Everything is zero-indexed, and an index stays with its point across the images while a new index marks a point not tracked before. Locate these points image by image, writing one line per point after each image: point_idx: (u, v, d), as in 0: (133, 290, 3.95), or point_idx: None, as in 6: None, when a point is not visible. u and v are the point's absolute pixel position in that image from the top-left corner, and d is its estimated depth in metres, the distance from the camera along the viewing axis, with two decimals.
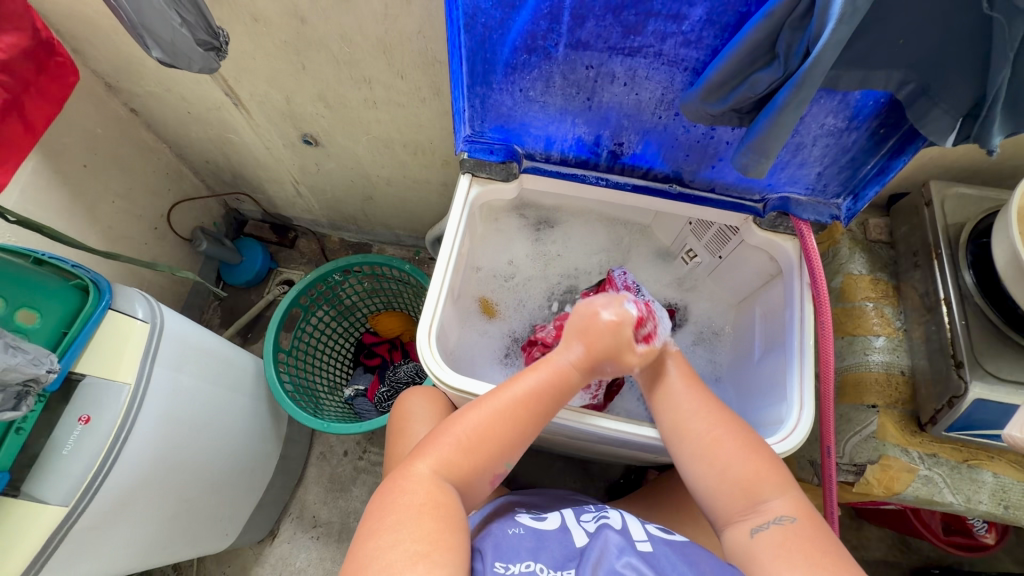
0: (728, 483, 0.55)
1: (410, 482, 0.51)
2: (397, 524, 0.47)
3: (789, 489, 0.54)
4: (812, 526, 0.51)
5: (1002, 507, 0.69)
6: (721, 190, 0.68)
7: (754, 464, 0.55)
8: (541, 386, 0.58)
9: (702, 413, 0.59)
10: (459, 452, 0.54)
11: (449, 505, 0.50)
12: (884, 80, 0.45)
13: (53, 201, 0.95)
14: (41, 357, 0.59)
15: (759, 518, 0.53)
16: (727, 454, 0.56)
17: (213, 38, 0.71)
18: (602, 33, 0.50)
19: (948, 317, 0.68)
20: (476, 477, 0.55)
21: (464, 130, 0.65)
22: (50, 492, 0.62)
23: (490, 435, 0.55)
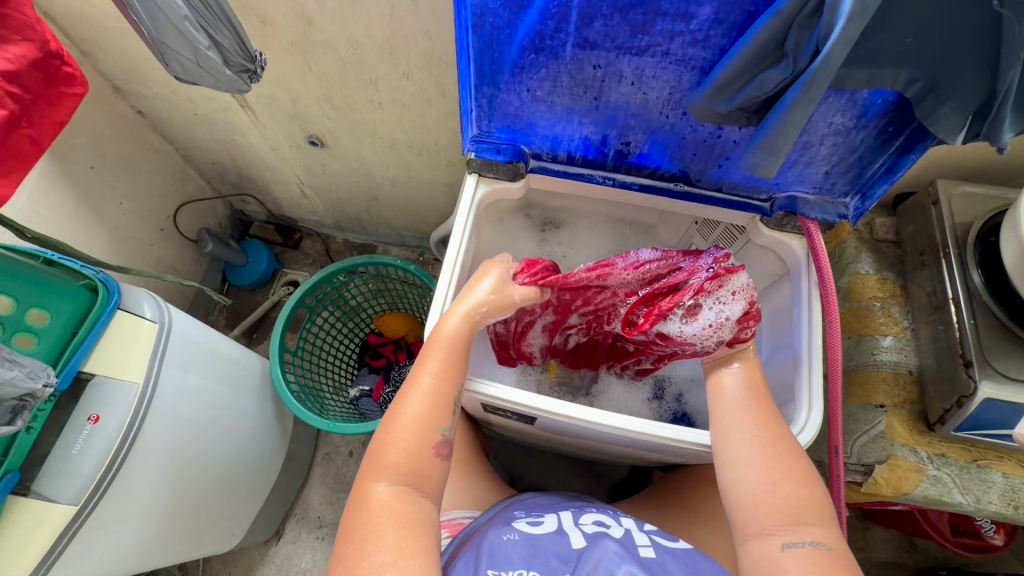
0: (776, 501, 0.51)
1: (371, 500, 0.49)
2: (367, 548, 0.46)
3: (829, 524, 0.50)
4: (848, 564, 0.47)
5: (1012, 508, 0.69)
6: (728, 189, 0.68)
7: (803, 487, 0.52)
8: (449, 355, 0.57)
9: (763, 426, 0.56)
10: (402, 451, 0.52)
11: (413, 517, 0.49)
12: (892, 79, 0.45)
13: (61, 203, 0.96)
14: (37, 371, 0.58)
15: (793, 536, 0.49)
16: (781, 469, 0.53)
17: (248, 61, 0.71)
18: (610, 32, 0.50)
19: (957, 316, 0.68)
20: (430, 467, 0.53)
21: (471, 130, 0.65)
22: (58, 491, 0.62)
23: (431, 422, 0.54)
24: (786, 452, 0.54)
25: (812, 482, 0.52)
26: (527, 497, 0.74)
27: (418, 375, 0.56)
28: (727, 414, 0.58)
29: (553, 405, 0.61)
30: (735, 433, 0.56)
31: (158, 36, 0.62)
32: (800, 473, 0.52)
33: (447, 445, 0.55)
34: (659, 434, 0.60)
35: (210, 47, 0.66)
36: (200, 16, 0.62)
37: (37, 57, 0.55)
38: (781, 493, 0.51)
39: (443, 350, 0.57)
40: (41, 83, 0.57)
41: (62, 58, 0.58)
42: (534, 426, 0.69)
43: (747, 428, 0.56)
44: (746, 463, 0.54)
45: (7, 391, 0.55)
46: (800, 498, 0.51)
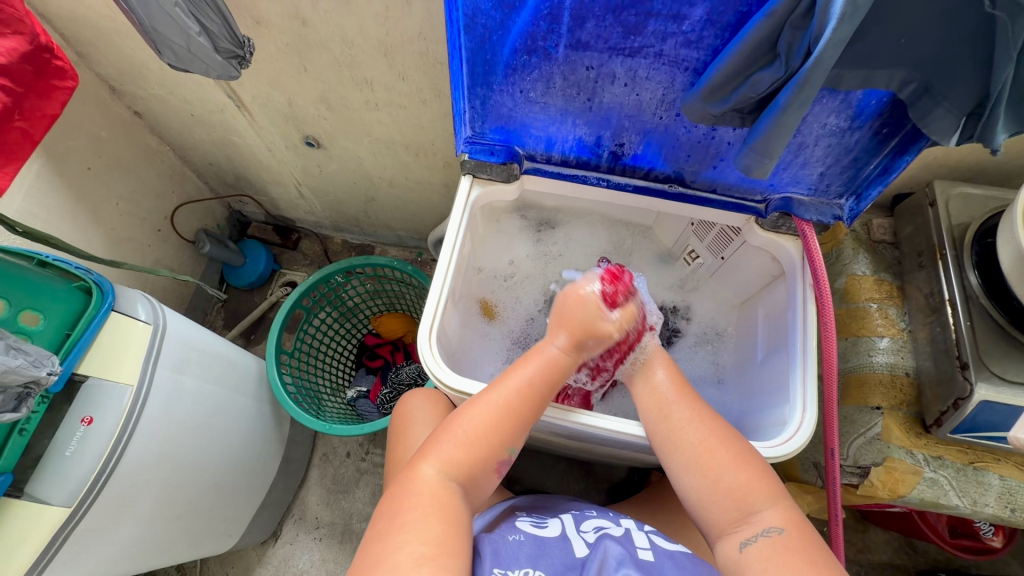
0: (723, 500, 0.54)
1: (417, 483, 0.52)
2: (406, 525, 0.48)
3: (781, 502, 0.53)
4: (803, 540, 0.50)
5: (1010, 511, 0.68)
6: (723, 190, 0.67)
7: (746, 474, 0.54)
8: (546, 376, 0.59)
9: (694, 422, 0.59)
10: (463, 449, 0.55)
11: (452, 509, 0.51)
12: (885, 80, 0.44)
13: (58, 204, 0.96)
14: (42, 359, 0.59)
15: (748, 529, 0.52)
16: (718, 464, 0.55)
17: (237, 47, 0.71)
18: (602, 33, 0.49)
19: (953, 318, 0.68)
20: (480, 474, 0.56)
21: (465, 131, 0.65)
22: (52, 492, 0.62)
23: (498, 432, 0.56)
24: (723, 444, 0.56)
25: (753, 467, 0.55)
26: (524, 500, 0.74)
27: (502, 379, 0.59)
28: (656, 417, 0.60)
29: (548, 408, 0.61)
30: (669, 440, 0.58)
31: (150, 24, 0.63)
32: (740, 460, 0.55)
33: (500, 461, 0.57)
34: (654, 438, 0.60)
35: (200, 34, 0.66)
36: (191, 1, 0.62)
37: (27, 50, 0.55)
38: (724, 489, 0.54)
39: (541, 367, 0.60)
40: (31, 75, 0.57)
41: (52, 51, 0.58)
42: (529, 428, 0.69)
43: (677, 431, 0.58)
44: (688, 468, 0.57)
45: (12, 379, 0.55)
46: (748, 489, 0.53)
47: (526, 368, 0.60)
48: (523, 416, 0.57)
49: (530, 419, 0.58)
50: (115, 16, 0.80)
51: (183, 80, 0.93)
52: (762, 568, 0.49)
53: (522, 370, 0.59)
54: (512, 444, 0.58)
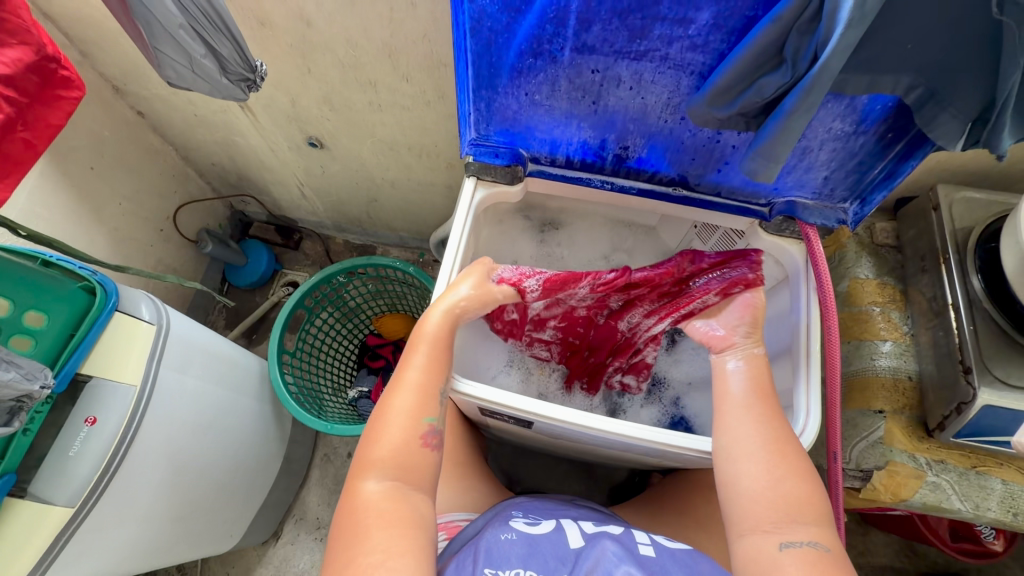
0: (775, 498, 0.52)
1: (358, 499, 0.50)
2: (356, 544, 0.47)
3: (825, 523, 0.51)
4: (844, 565, 0.48)
5: (1012, 515, 0.68)
6: (727, 194, 0.67)
7: (802, 487, 0.52)
8: (436, 348, 0.60)
9: (764, 423, 0.56)
10: (393, 447, 0.54)
11: (401, 508, 0.50)
12: (891, 85, 0.44)
13: (61, 204, 0.96)
14: (35, 373, 0.58)
15: (794, 535, 0.49)
16: (784, 469, 0.53)
17: (249, 71, 0.71)
18: (608, 36, 0.50)
19: (956, 323, 0.68)
20: (418, 462, 0.54)
21: (469, 133, 0.65)
22: (54, 493, 0.62)
23: (418, 414, 0.56)
24: (784, 449, 0.55)
25: (810, 480, 0.53)
26: (523, 500, 0.74)
27: (403, 373, 0.58)
28: (740, 409, 0.58)
29: (547, 411, 0.61)
30: (744, 431, 0.56)
31: (155, 42, 0.62)
32: (799, 474, 0.53)
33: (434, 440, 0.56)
34: (655, 440, 0.60)
35: (206, 55, 0.65)
36: (197, 25, 0.61)
37: (34, 61, 0.55)
38: (780, 492, 0.52)
39: (428, 343, 0.60)
40: (37, 85, 0.57)
41: (57, 61, 0.58)
42: (531, 430, 0.69)
43: (753, 421, 0.56)
44: (752, 464, 0.54)
45: (5, 393, 0.54)
46: (800, 498, 0.51)
47: (420, 352, 0.60)
48: (432, 392, 0.57)
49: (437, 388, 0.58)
50: None
51: None
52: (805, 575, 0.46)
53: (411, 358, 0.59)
54: (429, 415, 0.56)
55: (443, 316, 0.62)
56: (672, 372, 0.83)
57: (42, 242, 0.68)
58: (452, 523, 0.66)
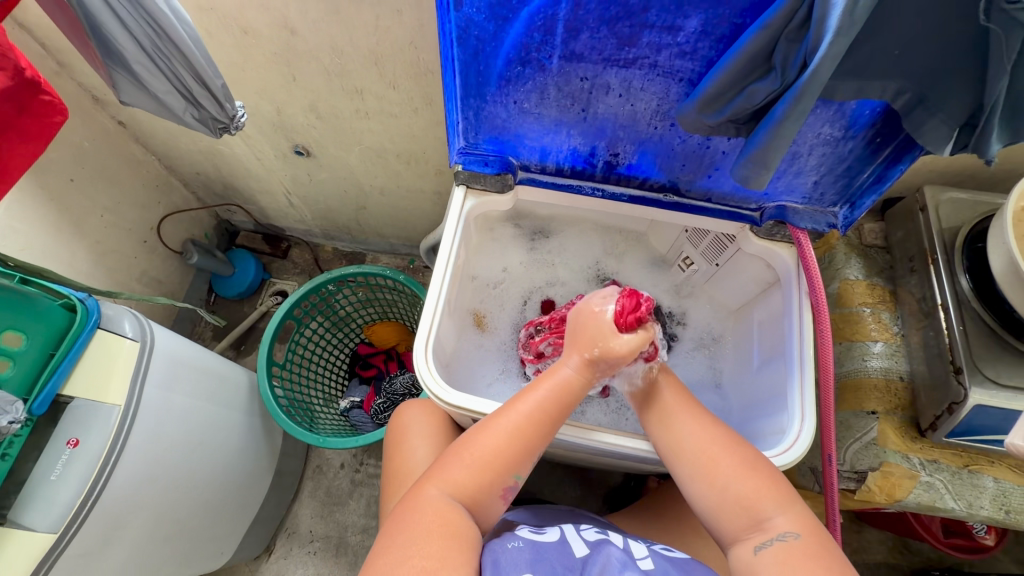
0: (731, 505, 0.53)
1: (421, 504, 0.51)
2: (411, 545, 0.47)
3: (793, 504, 0.52)
4: (819, 548, 0.48)
5: (1004, 513, 0.69)
6: (718, 200, 0.67)
7: (752, 481, 0.53)
8: (557, 399, 0.57)
9: (697, 431, 0.58)
10: (469, 472, 0.53)
11: (463, 534, 0.50)
12: (879, 91, 0.44)
13: (38, 217, 0.94)
14: (5, 406, 0.56)
15: (761, 536, 0.51)
16: (724, 474, 0.54)
17: (226, 118, 0.69)
18: (597, 44, 0.49)
19: (946, 323, 0.68)
20: (488, 495, 0.53)
21: (458, 142, 0.64)
22: (36, 518, 0.60)
23: (505, 453, 0.54)
24: (727, 446, 0.56)
25: (761, 474, 0.53)
26: (524, 510, 0.74)
27: (516, 402, 0.57)
28: (657, 422, 0.60)
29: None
30: (671, 446, 0.58)
31: (107, 62, 0.59)
32: (746, 469, 0.54)
33: (509, 491, 0.55)
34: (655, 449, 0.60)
35: (169, 92, 0.63)
36: (153, 61, 0.59)
37: (11, 86, 0.53)
38: (732, 497, 0.53)
39: (552, 390, 0.57)
40: (13, 112, 0.55)
41: (39, 86, 0.56)
42: None
43: (677, 438, 0.58)
44: (700, 478, 0.55)
45: None
46: (754, 492, 0.52)
47: (540, 394, 0.57)
48: (535, 440, 0.55)
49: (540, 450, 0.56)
50: None
51: None
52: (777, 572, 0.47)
53: (533, 394, 0.57)
54: (520, 473, 0.55)
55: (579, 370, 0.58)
56: None
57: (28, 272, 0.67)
58: None
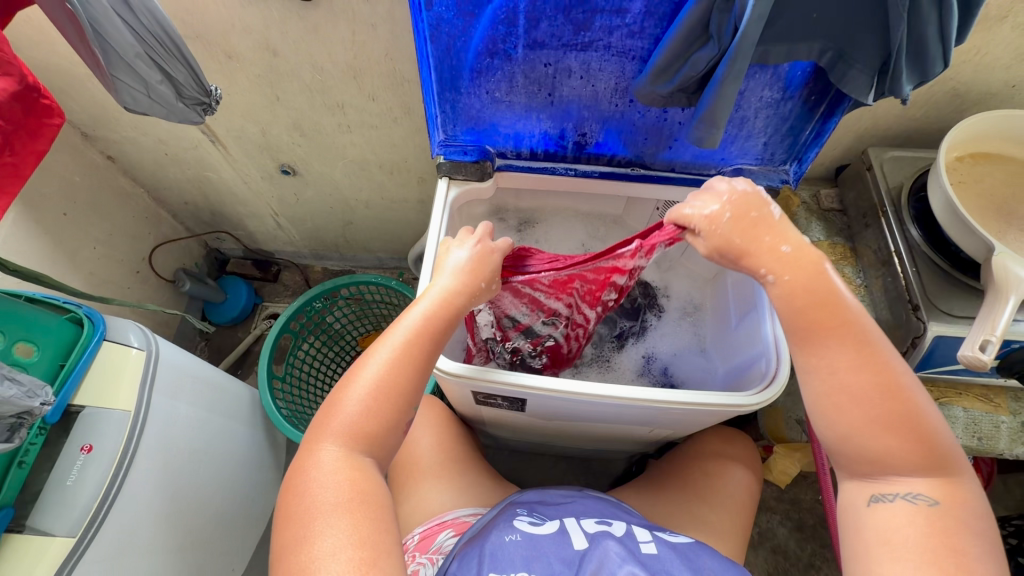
0: (855, 456, 0.50)
1: (319, 469, 0.49)
2: (316, 521, 0.46)
3: (933, 473, 0.48)
4: (951, 521, 0.46)
5: (978, 439, 0.73)
6: (681, 169, 0.73)
7: (891, 442, 0.48)
8: (438, 317, 0.57)
9: (855, 371, 0.49)
10: (363, 417, 0.51)
11: (372, 490, 0.49)
12: (806, 52, 0.50)
13: (34, 250, 0.97)
14: (35, 390, 0.60)
15: (884, 489, 0.49)
16: (855, 421, 0.49)
17: (204, 95, 0.74)
18: (556, 32, 0.55)
19: (900, 267, 0.74)
20: (388, 436, 0.53)
21: (438, 135, 0.69)
22: (55, 523, 0.62)
23: (402, 395, 0.53)
24: (882, 396, 0.48)
25: (901, 434, 0.48)
26: (528, 491, 0.76)
27: (394, 329, 0.56)
28: (798, 352, 0.52)
29: (471, 372, 0.61)
30: (816, 381, 0.51)
31: (112, 69, 0.62)
32: (894, 428, 0.48)
33: (406, 421, 0.55)
34: (650, 399, 0.61)
35: (163, 81, 0.68)
36: (153, 51, 0.64)
37: (18, 89, 0.58)
38: (856, 449, 0.49)
39: (433, 310, 0.57)
40: (21, 113, 0.59)
41: (39, 91, 0.60)
42: (526, 411, 0.71)
43: (832, 377, 0.50)
44: (849, 430, 0.49)
45: (8, 409, 0.56)
46: (897, 455, 0.48)
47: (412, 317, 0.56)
48: (419, 368, 0.55)
49: (429, 359, 0.56)
50: None
51: (157, 120, 0.96)
52: (883, 534, 0.47)
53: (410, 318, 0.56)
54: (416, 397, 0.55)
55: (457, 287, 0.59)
56: (660, 345, 0.86)
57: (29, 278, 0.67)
58: (458, 519, 0.72)
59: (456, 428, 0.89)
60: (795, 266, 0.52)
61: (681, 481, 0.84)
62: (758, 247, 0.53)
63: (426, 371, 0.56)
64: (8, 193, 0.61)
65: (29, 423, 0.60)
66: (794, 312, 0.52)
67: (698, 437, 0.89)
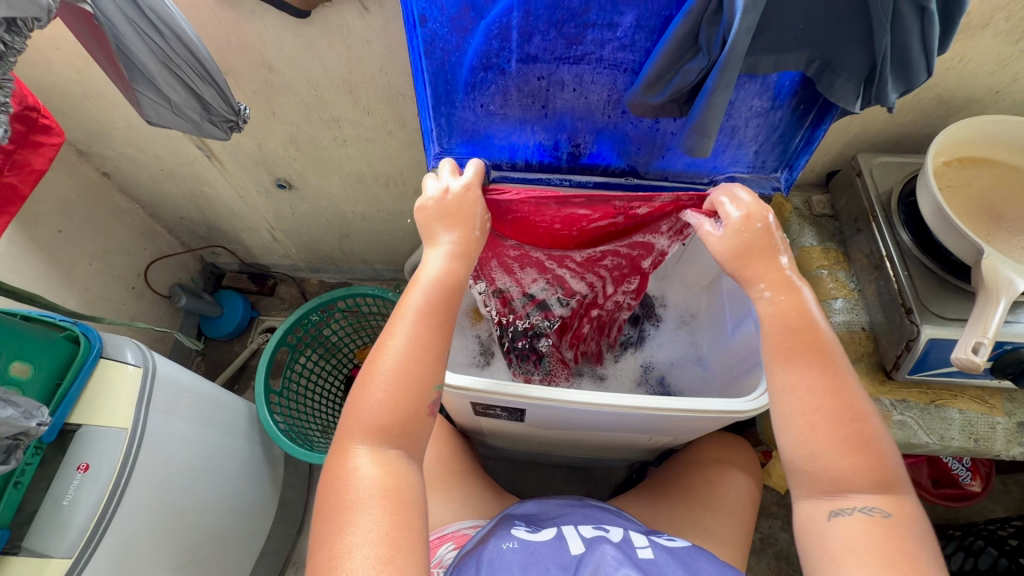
0: (818, 474, 0.50)
1: (352, 465, 0.48)
2: (348, 523, 0.45)
3: (891, 491, 0.49)
4: (906, 534, 0.47)
5: (974, 441, 0.74)
6: (674, 178, 0.74)
7: (852, 458, 0.49)
8: (440, 295, 0.56)
9: (822, 390, 0.51)
10: (385, 408, 0.50)
11: (401, 484, 0.48)
12: (794, 62, 0.51)
13: (29, 267, 0.96)
14: (32, 410, 0.59)
15: (844, 504, 0.49)
16: (820, 439, 0.50)
17: (232, 113, 0.74)
18: (548, 46, 0.56)
19: (892, 271, 0.75)
20: (413, 422, 0.52)
21: (434, 148, 0.70)
22: (51, 545, 0.61)
23: (424, 379, 0.52)
24: (849, 416, 0.50)
25: (864, 452, 0.49)
26: (527, 502, 0.76)
27: (401, 313, 0.55)
28: (779, 370, 0.53)
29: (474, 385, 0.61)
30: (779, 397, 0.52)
31: (134, 83, 0.66)
32: (856, 445, 0.49)
33: (431, 403, 0.54)
34: (648, 406, 0.62)
35: (189, 99, 0.69)
36: (179, 69, 0.65)
37: (17, 110, 0.58)
38: (823, 467, 0.49)
39: (432, 290, 0.56)
40: (19, 133, 0.60)
41: (38, 111, 0.61)
42: (525, 421, 0.71)
43: (798, 392, 0.51)
44: (825, 447, 0.49)
45: (5, 430, 0.55)
46: (857, 472, 0.48)
47: (418, 297, 0.55)
48: (434, 347, 0.54)
49: (445, 340, 0.55)
50: (83, 80, 0.84)
51: (152, 136, 0.96)
52: (849, 548, 0.47)
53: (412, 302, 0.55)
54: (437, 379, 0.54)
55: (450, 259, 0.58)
56: (656, 354, 0.88)
57: (19, 297, 0.67)
58: (459, 532, 0.71)
59: (455, 439, 0.89)
60: (789, 289, 0.55)
61: (682, 489, 0.84)
62: (759, 265, 0.56)
63: (442, 355, 0.55)
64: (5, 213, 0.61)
65: (25, 444, 0.59)
66: (784, 330, 0.53)
67: (698, 443, 0.89)
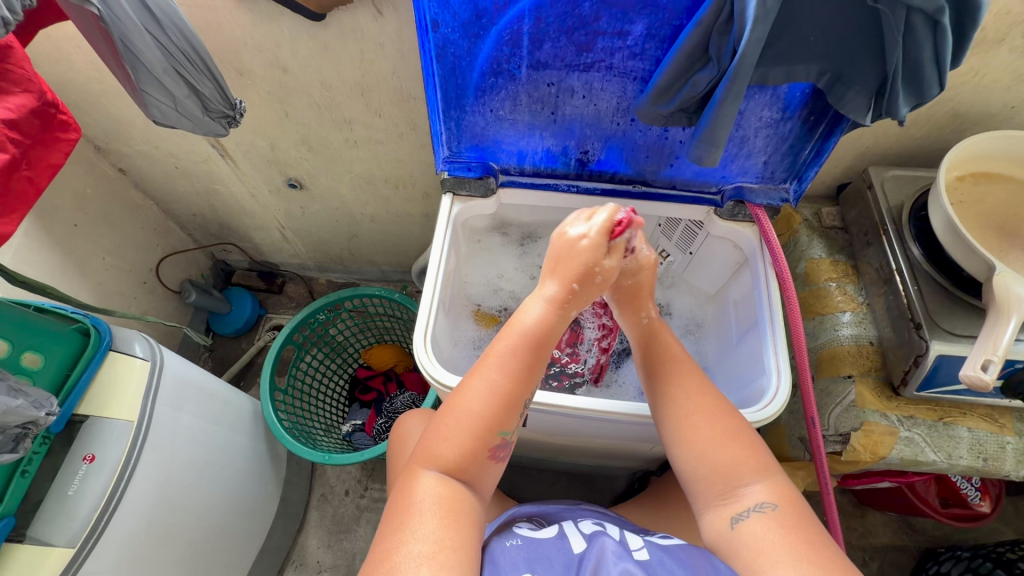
0: (708, 472, 0.55)
1: (417, 485, 0.50)
2: (405, 528, 0.47)
3: (773, 477, 0.54)
4: (793, 511, 0.52)
5: (982, 460, 0.73)
6: (681, 186, 0.73)
7: (731, 449, 0.55)
8: (528, 342, 0.54)
9: (693, 393, 0.58)
10: (449, 441, 0.51)
11: (460, 508, 0.49)
12: (804, 73, 0.51)
13: (44, 260, 0.98)
14: (41, 401, 0.60)
15: (738, 503, 0.53)
16: (703, 440, 0.56)
17: (230, 108, 0.76)
18: (558, 52, 0.56)
19: (902, 285, 0.74)
20: (477, 460, 0.52)
21: (443, 152, 0.71)
22: (56, 534, 0.62)
23: (494, 426, 0.52)
24: (721, 412, 0.57)
25: (741, 442, 0.55)
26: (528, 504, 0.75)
27: (486, 355, 0.54)
28: (657, 388, 0.60)
29: None
30: (661, 411, 0.59)
31: (141, 82, 0.65)
32: (732, 438, 0.55)
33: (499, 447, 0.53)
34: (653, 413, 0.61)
35: (189, 95, 0.70)
36: (180, 65, 0.66)
37: (36, 106, 0.60)
38: (709, 464, 0.55)
39: (519, 336, 0.54)
40: (38, 128, 0.61)
41: (57, 107, 0.62)
42: (527, 427, 0.71)
43: (677, 398, 0.58)
44: (707, 443, 0.55)
45: (13, 419, 0.56)
46: (739, 463, 0.54)
47: (505, 343, 0.54)
48: (513, 394, 0.52)
49: (525, 395, 0.53)
50: (102, 77, 0.85)
51: (168, 134, 0.98)
52: (758, 545, 0.50)
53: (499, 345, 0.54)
54: (507, 429, 0.52)
55: (547, 309, 0.55)
56: None
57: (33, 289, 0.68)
58: None
59: None
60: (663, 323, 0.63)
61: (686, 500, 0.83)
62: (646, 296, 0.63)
63: (520, 404, 0.53)
64: (24, 206, 0.62)
65: (34, 433, 0.60)
66: (663, 355, 0.62)
67: None
